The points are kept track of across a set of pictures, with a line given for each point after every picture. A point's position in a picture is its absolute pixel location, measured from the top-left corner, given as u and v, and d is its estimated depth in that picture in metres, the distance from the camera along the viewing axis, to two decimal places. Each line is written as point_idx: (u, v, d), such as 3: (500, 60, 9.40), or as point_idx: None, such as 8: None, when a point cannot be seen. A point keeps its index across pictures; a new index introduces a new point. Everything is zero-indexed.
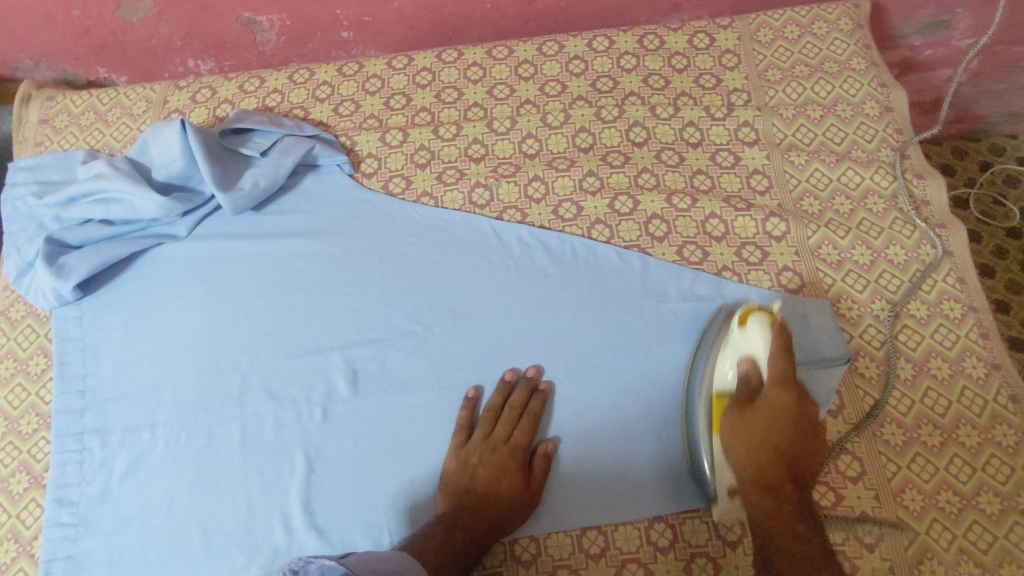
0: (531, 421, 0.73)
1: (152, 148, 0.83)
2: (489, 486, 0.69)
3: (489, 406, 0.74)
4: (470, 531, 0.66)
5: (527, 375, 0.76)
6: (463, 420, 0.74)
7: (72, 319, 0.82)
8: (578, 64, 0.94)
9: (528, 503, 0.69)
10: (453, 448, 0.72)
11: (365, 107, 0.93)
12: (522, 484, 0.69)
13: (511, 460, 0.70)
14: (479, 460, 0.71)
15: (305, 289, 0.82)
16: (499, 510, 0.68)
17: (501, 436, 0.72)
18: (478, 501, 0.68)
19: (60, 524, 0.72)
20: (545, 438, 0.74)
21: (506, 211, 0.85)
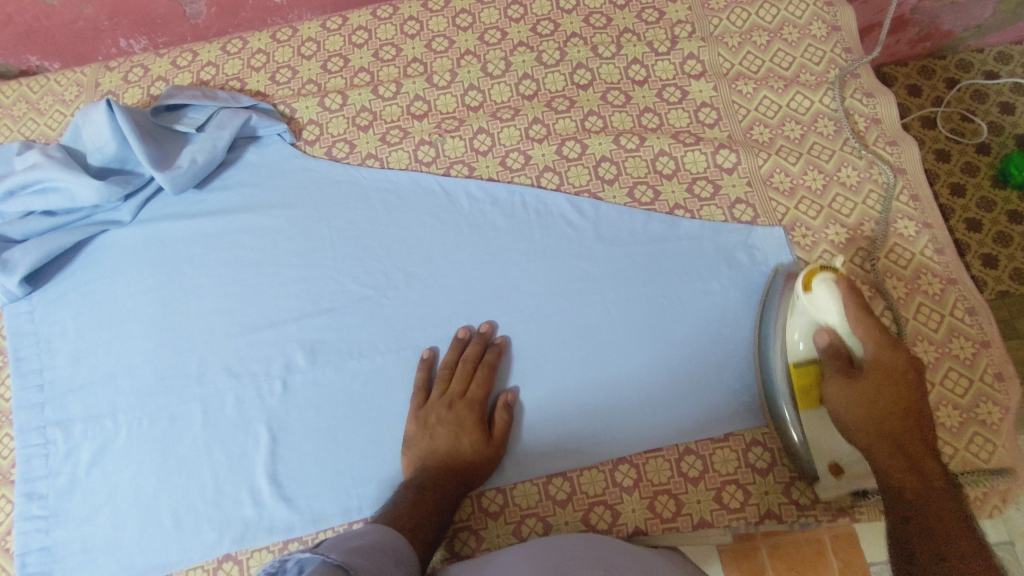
0: (486, 372, 0.72)
1: (84, 133, 0.81)
2: (450, 442, 0.68)
3: (444, 363, 0.73)
4: (437, 486, 0.66)
5: (481, 331, 0.75)
6: (421, 380, 0.73)
7: (24, 314, 0.81)
8: (517, 9, 0.90)
9: (491, 455, 0.69)
10: (412, 409, 0.71)
11: (302, 73, 0.90)
12: (483, 435, 0.69)
13: (470, 414, 0.70)
14: (439, 418, 0.70)
15: (256, 264, 0.81)
16: (462, 464, 0.68)
17: (457, 391, 0.71)
18: (441, 457, 0.68)
19: (32, 517, 0.73)
20: (505, 388, 0.74)
21: (453, 166, 0.83)
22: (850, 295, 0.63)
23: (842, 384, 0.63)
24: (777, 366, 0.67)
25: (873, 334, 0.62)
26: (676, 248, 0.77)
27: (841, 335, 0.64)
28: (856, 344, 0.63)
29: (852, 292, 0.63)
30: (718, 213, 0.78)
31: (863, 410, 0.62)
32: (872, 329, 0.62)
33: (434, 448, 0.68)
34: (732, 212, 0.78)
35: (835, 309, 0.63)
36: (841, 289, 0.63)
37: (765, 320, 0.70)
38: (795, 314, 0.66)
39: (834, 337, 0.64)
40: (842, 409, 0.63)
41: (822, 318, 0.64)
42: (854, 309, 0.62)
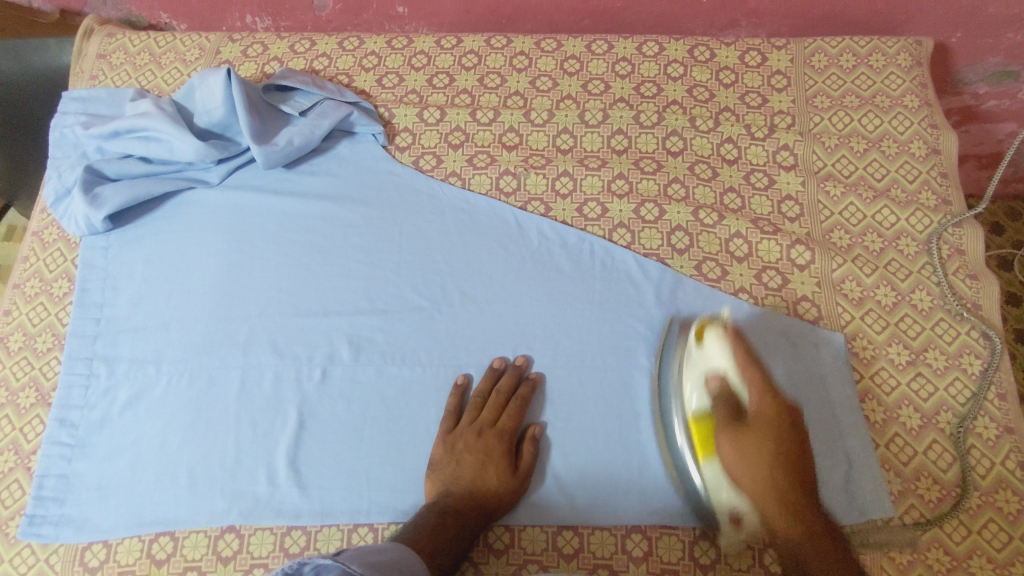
0: (518, 405, 0.73)
1: (197, 93, 0.85)
2: (475, 470, 0.69)
3: (477, 390, 0.74)
4: (459, 513, 0.66)
5: (515, 364, 0.76)
6: (452, 405, 0.74)
7: (99, 249, 0.85)
8: (625, 66, 0.92)
9: (514, 490, 0.69)
10: (442, 431, 0.72)
11: (408, 82, 0.93)
12: (509, 466, 0.70)
13: (497, 443, 0.71)
14: (466, 444, 0.71)
15: (322, 253, 0.83)
16: (486, 494, 0.68)
17: (488, 420, 0.72)
18: (465, 484, 0.68)
19: (58, 442, 0.75)
20: (535, 421, 0.74)
21: (530, 202, 0.85)
22: (736, 346, 0.66)
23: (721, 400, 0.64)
24: (679, 423, 0.69)
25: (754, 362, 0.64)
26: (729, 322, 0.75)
27: (731, 377, 0.65)
28: (745, 394, 0.64)
29: (741, 344, 0.66)
30: (782, 304, 0.78)
31: (742, 476, 0.60)
32: (755, 389, 0.62)
33: (460, 475, 0.69)
34: (796, 308, 0.77)
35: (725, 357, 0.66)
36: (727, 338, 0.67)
37: (664, 366, 0.74)
38: (690, 374, 0.69)
39: (723, 381, 0.65)
40: (730, 464, 0.61)
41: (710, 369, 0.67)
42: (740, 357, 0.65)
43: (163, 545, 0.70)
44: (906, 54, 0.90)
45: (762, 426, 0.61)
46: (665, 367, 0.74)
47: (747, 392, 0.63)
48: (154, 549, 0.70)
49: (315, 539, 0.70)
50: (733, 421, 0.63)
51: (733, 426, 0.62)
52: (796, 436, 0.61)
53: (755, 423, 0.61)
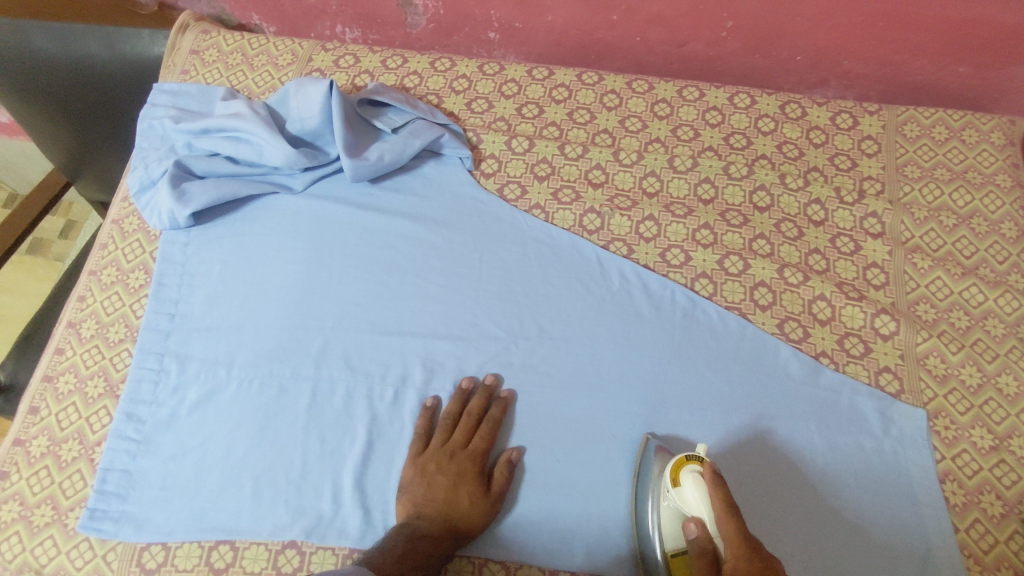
0: (491, 427, 0.73)
1: (293, 100, 0.86)
2: (449, 492, 0.68)
3: (447, 412, 0.74)
4: (430, 537, 0.65)
5: (484, 384, 0.76)
6: (422, 427, 0.73)
7: (179, 244, 0.85)
8: (716, 115, 0.92)
9: (487, 514, 0.68)
10: (413, 452, 0.72)
11: (497, 109, 0.93)
12: (482, 489, 0.69)
13: (470, 465, 0.70)
14: (438, 466, 0.70)
15: (402, 271, 0.83)
16: (461, 516, 0.67)
17: (460, 442, 0.72)
18: (440, 507, 0.67)
19: (123, 436, 0.74)
20: (509, 446, 0.74)
21: (613, 242, 0.85)
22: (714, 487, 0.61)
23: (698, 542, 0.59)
24: (658, 553, 0.65)
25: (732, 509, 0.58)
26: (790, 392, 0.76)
27: (710, 529, 0.60)
28: (720, 543, 0.58)
29: (722, 493, 0.60)
30: (862, 373, 0.77)
31: None
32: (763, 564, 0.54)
33: (433, 497, 0.68)
34: (877, 379, 0.77)
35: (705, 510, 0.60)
36: (705, 481, 0.62)
37: (643, 479, 0.70)
38: (664, 507, 0.65)
39: (702, 528, 0.60)
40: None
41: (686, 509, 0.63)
42: (720, 500, 0.59)
43: (222, 554, 0.69)
44: (999, 132, 0.90)
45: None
46: (641, 493, 0.69)
47: (723, 542, 0.58)
48: (214, 557, 0.69)
49: None
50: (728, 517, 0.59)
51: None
52: None
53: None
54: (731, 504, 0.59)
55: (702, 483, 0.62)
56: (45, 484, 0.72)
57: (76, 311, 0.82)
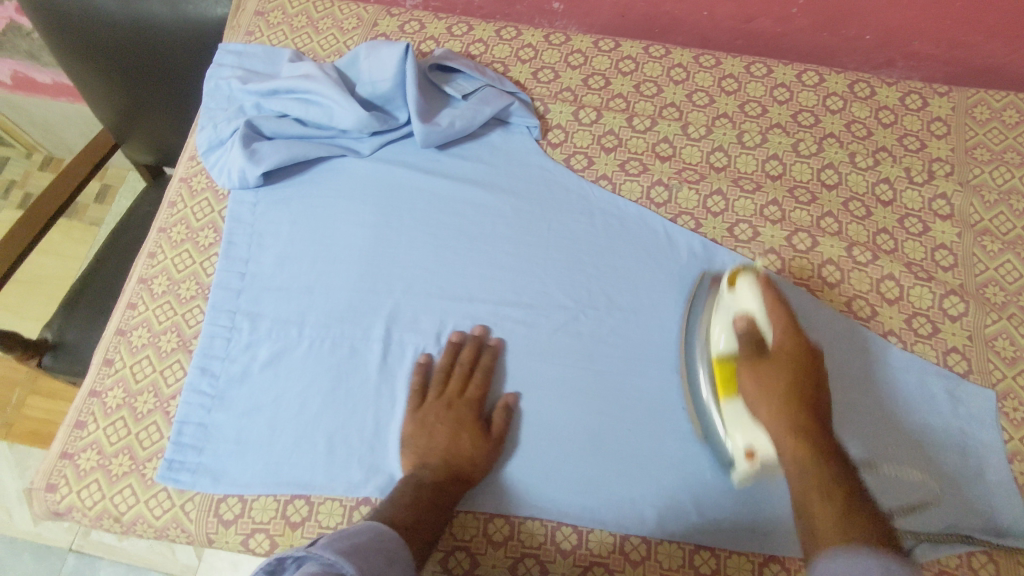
0: (483, 375, 0.74)
1: (364, 64, 0.86)
2: (452, 440, 0.70)
3: (440, 365, 0.75)
4: (434, 482, 0.67)
5: (472, 336, 0.77)
6: (419, 379, 0.74)
7: (247, 204, 0.85)
8: (784, 92, 0.91)
9: (484, 457, 0.70)
10: (411, 408, 0.73)
11: (563, 79, 0.92)
12: (483, 436, 0.70)
13: (469, 413, 0.71)
14: (439, 416, 0.71)
15: (470, 238, 0.83)
16: (462, 460, 0.69)
17: (455, 392, 0.73)
18: (441, 454, 0.69)
19: (198, 391, 0.75)
20: (501, 395, 0.75)
21: (681, 216, 0.84)
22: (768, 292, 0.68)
23: (746, 330, 0.67)
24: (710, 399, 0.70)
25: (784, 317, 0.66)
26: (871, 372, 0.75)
27: (759, 323, 0.67)
28: (770, 331, 0.66)
29: (771, 290, 0.68)
30: (930, 353, 0.77)
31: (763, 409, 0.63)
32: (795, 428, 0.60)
33: (436, 445, 0.70)
34: (944, 359, 0.77)
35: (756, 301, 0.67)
36: (759, 282, 0.69)
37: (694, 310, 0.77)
38: (719, 311, 0.72)
39: (748, 326, 0.67)
40: (753, 396, 0.64)
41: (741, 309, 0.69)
42: (770, 301, 0.67)
43: (299, 508, 0.70)
44: None
45: (784, 355, 0.64)
46: (691, 326, 0.76)
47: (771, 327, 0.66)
48: (289, 511, 0.70)
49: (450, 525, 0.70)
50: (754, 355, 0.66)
51: (757, 361, 0.65)
52: (815, 376, 0.64)
53: (778, 358, 0.64)
54: (794, 326, 0.65)
55: (757, 288, 0.69)
56: (122, 435, 0.73)
57: (147, 267, 0.82)
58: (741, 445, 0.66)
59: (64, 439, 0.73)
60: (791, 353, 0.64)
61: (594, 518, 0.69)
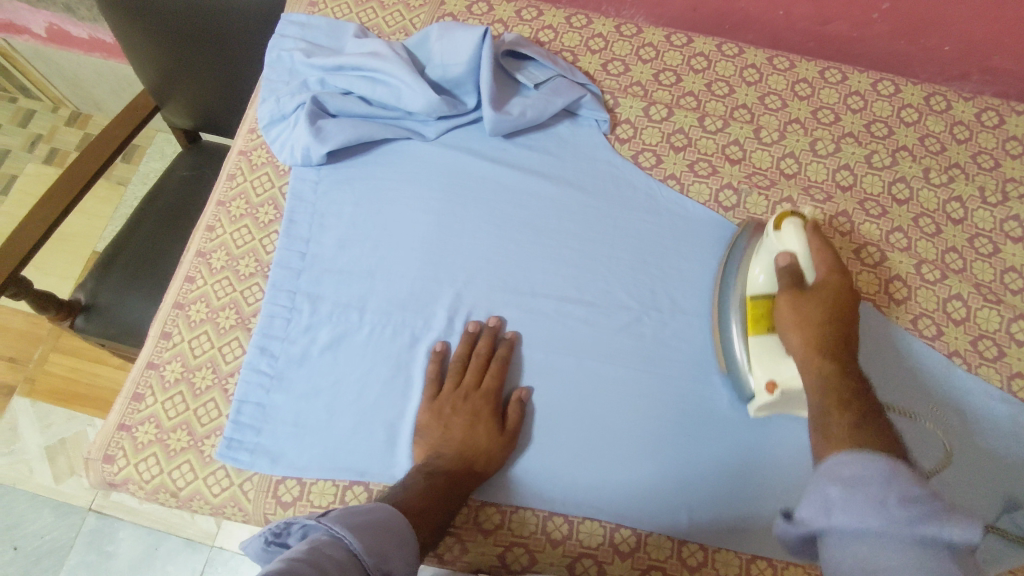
0: (498, 364, 0.74)
1: (436, 45, 0.84)
2: (464, 432, 0.70)
3: (456, 355, 0.75)
4: (447, 474, 0.67)
5: (488, 326, 0.76)
6: (433, 372, 0.74)
7: (309, 182, 0.83)
8: (858, 100, 0.90)
9: (503, 447, 0.70)
10: (425, 399, 0.72)
11: (634, 72, 0.91)
12: (498, 426, 0.70)
13: (485, 404, 0.71)
14: (453, 408, 0.71)
15: (535, 231, 0.82)
16: (476, 452, 0.68)
17: (471, 384, 0.73)
18: (455, 446, 0.69)
19: (257, 370, 0.74)
20: (518, 385, 0.75)
21: (748, 221, 0.83)
22: (813, 240, 0.70)
23: (788, 270, 0.68)
24: (734, 304, 0.74)
25: (828, 261, 0.68)
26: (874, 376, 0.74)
27: (801, 262, 0.69)
28: (812, 270, 0.68)
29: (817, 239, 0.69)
30: (995, 377, 0.76)
31: (797, 336, 0.66)
32: (829, 267, 0.68)
33: (449, 437, 0.70)
34: (1009, 384, 0.76)
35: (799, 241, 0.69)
36: (805, 228, 0.71)
37: (732, 257, 0.78)
38: (763, 251, 0.73)
39: (792, 263, 0.69)
40: (786, 324, 0.67)
41: (784, 248, 0.70)
42: (814, 247, 0.69)
43: (357, 495, 0.70)
44: None
45: (825, 287, 0.66)
46: (727, 272, 0.77)
47: (814, 265, 0.68)
48: (349, 496, 0.70)
49: (509, 520, 0.70)
50: (794, 286, 0.68)
51: (798, 292, 0.67)
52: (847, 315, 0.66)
53: (816, 291, 0.66)
54: (829, 264, 0.68)
55: (803, 233, 0.70)
56: (181, 410, 0.72)
57: (205, 240, 0.81)
58: (763, 378, 0.69)
59: (121, 411, 0.73)
60: (831, 285, 0.67)
61: (652, 520, 0.69)
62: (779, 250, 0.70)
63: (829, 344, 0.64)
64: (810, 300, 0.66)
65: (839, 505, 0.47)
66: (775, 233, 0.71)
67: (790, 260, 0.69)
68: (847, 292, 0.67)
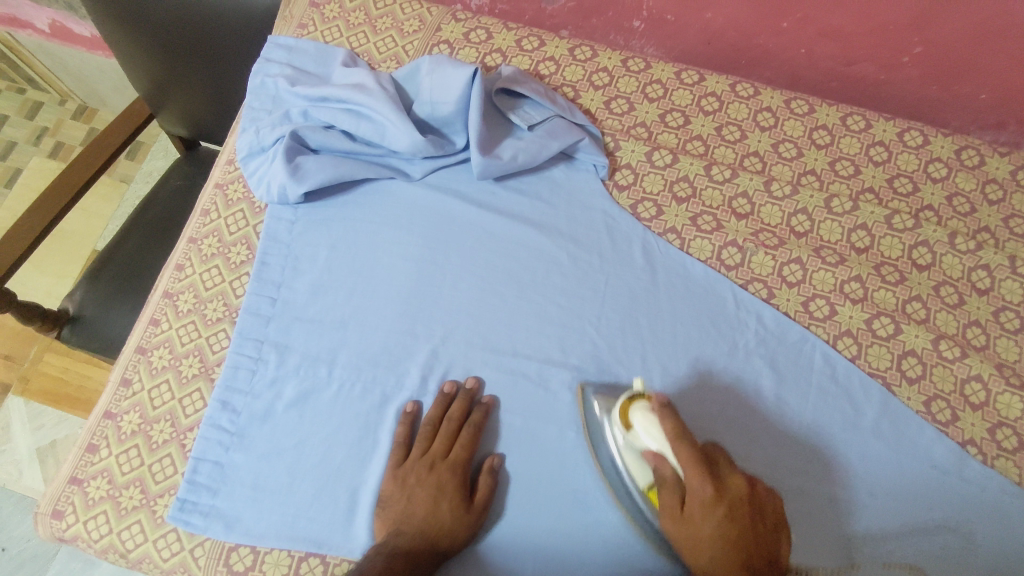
0: (471, 433, 0.68)
1: (426, 80, 0.79)
2: (428, 508, 0.64)
3: (427, 419, 0.70)
4: (408, 556, 0.61)
5: (466, 387, 0.71)
6: (401, 436, 0.69)
7: (285, 221, 0.79)
8: (880, 151, 0.83)
9: (467, 527, 0.64)
10: (391, 465, 0.68)
11: (638, 113, 0.85)
12: (464, 503, 0.65)
13: (451, 478, 0.66)
14: (418, 479, 0.66)
15: (521, 284, 0.76)
16: (439, 532, 0.63)
17: (440, 452, 0.68)
18: (417, 524, 0.63)
19: (218, 426, 0.70)
20: (491, 452, 0.70)
21: (752, 282, 0.76)
22: (665, 420, 0.60)
23: (659, 475, 0.60)
24: (633, 491, 0.65)
25: (692, 456, 0.58)
26: (722, 389, 0.71)
27: (668, 459, 0.60)
28: (679, 467, 0.59)
29: (670, 419, 0.60)
30: (1014, 472, 0.68)
31: (702, 517, 0.57)
32: (691, 463, 0.57)
33: (412, 513, 0.64)
34: None
35: (658, 439, 0.60)
36: (654, 412, 0.61)
37: (594, 428, 0.68)
38: (630, 456, 0.64)
39: (659, 463, 0.60)
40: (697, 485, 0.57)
41: (642, 445, 0.62)
42: (674, 437, 0.59)
43: (313, 567, 0.66)
44: None
45: (699, 522, 0.57)
46: (594, 432, 0.68)
47: (679, 464, 0.58)
48: (303, 569, 0.66)
49: None
50: (677, 493, 0.59)
51: (676, 505, 0.58)
52: (736, 488, 0.58)
53: (693, 513, 0.57)
54: (698, 456, 0.58)
55: (652, 416, 0.61)
56: (135, 465, 0.69)
57: (174, 280, 0.78)
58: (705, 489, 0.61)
59: (74, 463, 0.70)
60: (704, 495, 0.57)
61: None
62: (632, 445, 0.63)
63: (739, 505, 0.57)
64: (703, 470, 0.57)
65: None
66: (627, 432, 0.63)
67: (655, 457, 0.60)
68: (726, 488, 0.57)
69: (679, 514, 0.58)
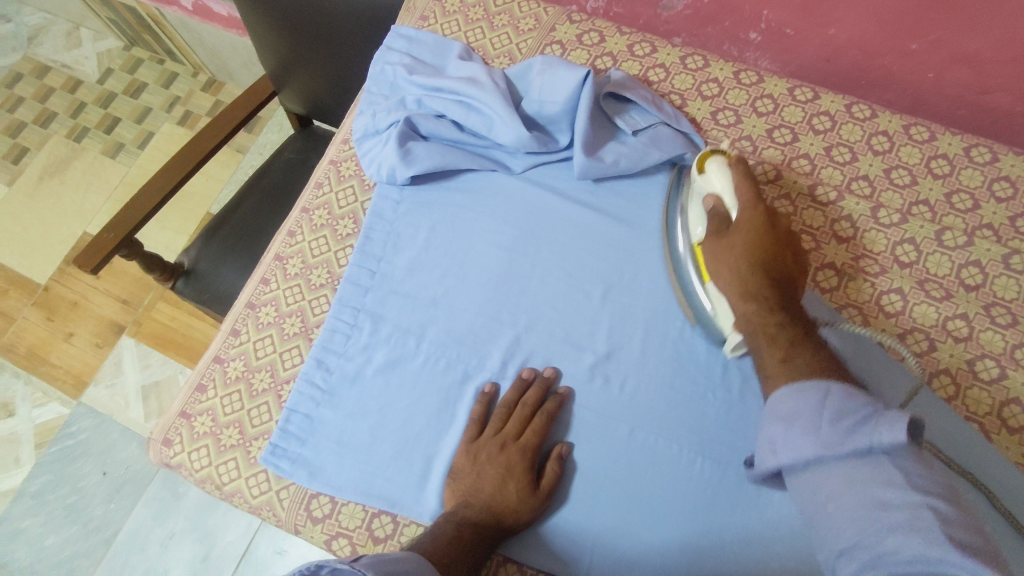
0: (543, 420, 0.70)
1: (538, 81, 0.82)
2: (495, 487, 0.67)
3: (504, 401, 0.72)
4: (475, 528, 0.64)
5: (543, 376, 0.73)
6: (476, 414, 0.72)
7: (391, 201, 0.84)
8: (1005, 187, 0.78)
9: (531, 509, 0.66)
10: (465, 441, 0.71)
11: (744, 126, 0.85)
12: (530, 486, 0.67)
13: (520, 460, 0.67)
14: (488, 457, 0.69)
15: (608, 283, 0.78)
16: (504, 510, 0.65)
17: (512, 434, 0.70)
18: (485, 499, 0.66)
19: (311, 382, 0.75)
20: (560, 440, 0.71)
21: (846, 308, 0.75)
22: (735, 168, 0.70)
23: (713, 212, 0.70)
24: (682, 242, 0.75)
25: (748, 191, 0.68)
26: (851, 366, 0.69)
27: (725, 200, 0.70)
28: (735, 206, 0.69)
29: (740, 171, 0.70)
30: None
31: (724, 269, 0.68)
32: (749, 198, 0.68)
33: (480, 489, 0.67)
34: None
35: (722, 179, 0.70)
36: (730, 164, 0.71)
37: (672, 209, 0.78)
38: (693, 198, 0.75)
39: (716, 203, 0.71)
40: (721, 269, 0.68)
41: (708, 189, 0.72)
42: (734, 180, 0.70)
43: (384, 524, 0.70)
44: None
45: (740, 230, 0.68)
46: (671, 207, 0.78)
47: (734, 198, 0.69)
48: (375, 525, 0.70)
49: None
50: (720, 230, 0.69)
51: (721, 233, 0.69)
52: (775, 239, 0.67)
53: (735, 233, 0.68)
54: (749, 198, 0.68)
55: (725, 165, 0.71)
56: (236, 408, 0.76)
57: (285, 245, 0.85)
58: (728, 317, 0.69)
59: (185, 399, 0.77)
60: (750, 225, 0.67)
61: None
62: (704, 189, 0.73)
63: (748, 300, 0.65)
64: (737, 240, 0.67)
65: (782, 438, 0.57)
66: (699, 176, 0.73)
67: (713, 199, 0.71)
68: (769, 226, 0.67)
69: (717, 232, 0.70)
